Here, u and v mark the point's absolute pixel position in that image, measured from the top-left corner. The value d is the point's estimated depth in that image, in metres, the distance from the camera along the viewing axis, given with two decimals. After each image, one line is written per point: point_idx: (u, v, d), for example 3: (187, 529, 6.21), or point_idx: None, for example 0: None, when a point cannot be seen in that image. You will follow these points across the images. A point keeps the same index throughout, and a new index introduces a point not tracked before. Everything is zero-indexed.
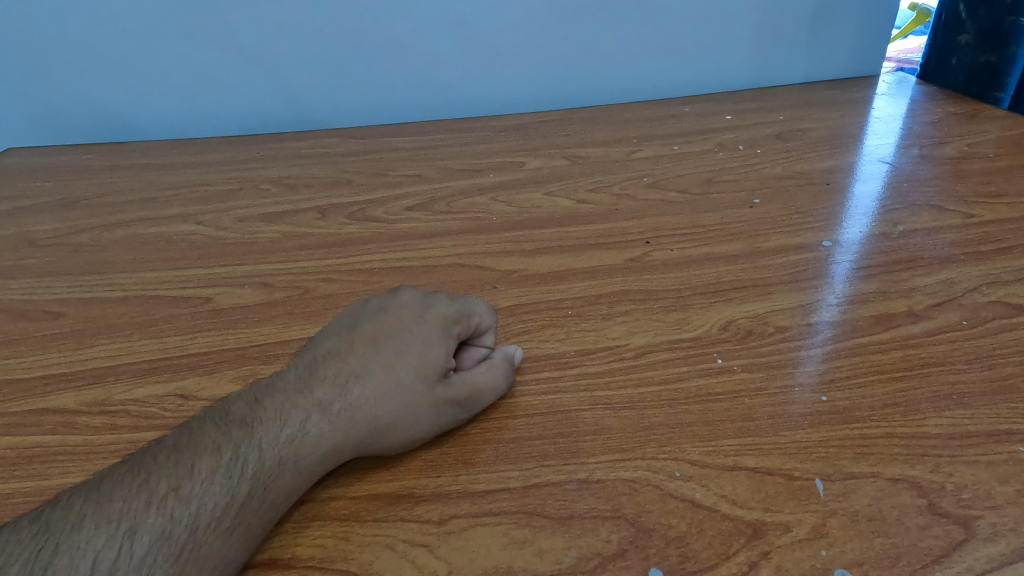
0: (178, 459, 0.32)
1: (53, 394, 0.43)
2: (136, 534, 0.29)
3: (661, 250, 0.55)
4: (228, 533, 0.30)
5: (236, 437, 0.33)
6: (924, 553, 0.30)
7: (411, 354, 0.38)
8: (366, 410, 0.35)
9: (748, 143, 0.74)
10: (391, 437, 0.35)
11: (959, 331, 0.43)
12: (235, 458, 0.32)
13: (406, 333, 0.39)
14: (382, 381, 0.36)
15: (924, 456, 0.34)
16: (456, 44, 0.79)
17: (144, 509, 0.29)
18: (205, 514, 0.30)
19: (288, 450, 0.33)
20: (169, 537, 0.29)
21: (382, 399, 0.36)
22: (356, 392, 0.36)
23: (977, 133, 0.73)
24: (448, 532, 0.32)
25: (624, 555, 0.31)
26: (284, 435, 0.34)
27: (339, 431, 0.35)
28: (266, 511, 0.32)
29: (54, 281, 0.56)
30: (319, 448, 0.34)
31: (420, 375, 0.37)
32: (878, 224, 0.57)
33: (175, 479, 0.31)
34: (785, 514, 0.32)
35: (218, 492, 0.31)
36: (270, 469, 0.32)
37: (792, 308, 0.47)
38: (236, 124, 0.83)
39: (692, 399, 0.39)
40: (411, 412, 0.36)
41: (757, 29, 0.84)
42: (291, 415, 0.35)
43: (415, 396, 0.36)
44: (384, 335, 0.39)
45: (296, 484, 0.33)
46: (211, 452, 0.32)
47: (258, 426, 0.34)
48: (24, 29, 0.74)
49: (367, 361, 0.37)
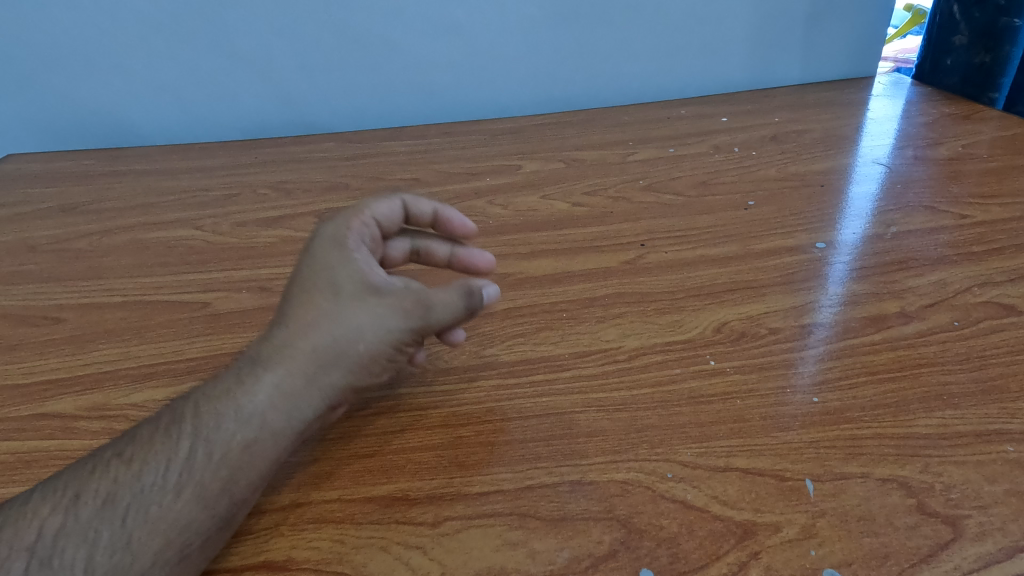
0: (127, 435, 0.34)
1: (52, 399, 0.44)
2: (79, 500, 0.30)
3: (656, 253, 0.55)
4: (175, 492, 0.31)
5: (178, 405, 0.34)
6: (912, 553, 0.30)
7: (322, 278, 0.37)
8: (297, 345, 0.35)
9: (743, 145, 0.75)
10: (335, 362, 0.35)
11: (950, 331, 0.43)
12: (173, 421, 0.33)
13: (311, 261, 0.38)
14: (302, 314, 0.36)
15: (914, 456, 0.35)
16: (453, 48, 0.79)
17: (89, 477, 0.31)
18: (145, 475, 0.31)
19: (227, 404, 0.33)
20: (113, 500, 0.30)
21: (307, 331, 0.35)
22: (280, 335, 0.36)
23: (971, 134, 0.73)
24: (442, 533, 0.33)
25: (615, 556, 0.31)
26: (220, 390, 0.34)
27: (276, 371, 0.34)
28: (216, 468, 0.31)
29: (53, 287, 0.57)
30: (260, 393, 0.34)
31: (342, 295, 0.36)
32: (873, 225, 0.57)
33: (120, 448, 0.33)
34: (775, 515, 0.32)
35: (158, 451, 0.32)
36: (209, 422, 0.33)
37: (786, 309, 0.47)
38: (235, 130, 0.83)
39: (685, 401, 0.39)
40: (346, 331, 0.35)
41: (752, 31, 0.84)
42: (227, 376, 0.35)
43: (343, 314, 0.35)
44: (294, 273, 0.39)
45: (252, 438, 0.33)
46: (152, 422, 0.34)
47: (198, 393, 0.35)
48: (25, 37, 0.75)
49: (285, 305, 0.37)
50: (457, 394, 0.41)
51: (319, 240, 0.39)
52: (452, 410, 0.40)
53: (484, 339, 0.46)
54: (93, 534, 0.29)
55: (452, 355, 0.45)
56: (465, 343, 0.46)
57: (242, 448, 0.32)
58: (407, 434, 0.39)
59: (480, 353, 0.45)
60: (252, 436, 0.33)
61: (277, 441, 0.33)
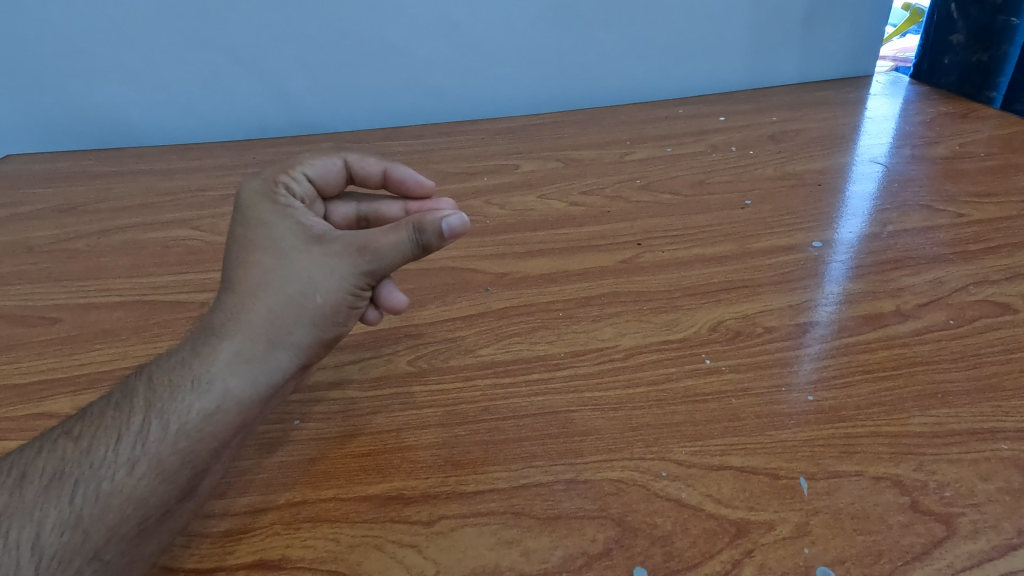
0: (79, 415, 0.34)
1: (49, 399, 0.44)
2: (27, 478, 0.30)
3: (652, 252, 0.55)
4: (128, 466, 0.31)
5: (129, 382, 0.35)
6: (906, 551, 0.30)
7: (261, 240, 0.38)
8: (250, 310, 0.36)
9: (740, 144, 0.75)
10: (292, 321, 0.36)
11: (946, 330, 0.43)
12: (125, 396, 0.34)
13: (248, 225, 0.39)
14: (248, 278, 0.37)
15: (908, 454, 0.35)
16: (450, 47, 0.79)
17: (36, 457, 0.31)
18: (97, 450, 0.31)
19: (179, 377, 0.34)
20: (62, 477, 0.30)
21: (257, 295, 0.36)
22: (229, 303, 0.36)
23: (968, 133, 0.73)
24: (436, 532, 0.33)
25: (609, 554, 0.31)
26: (174, 363, 0.35)
27: (231, 338, 0.35)
28: (175, 440, 0.32)
29: (51, 287, 0.57)
30: (217, 361, 0.35)
31: (286, 253, 0.37)
32: (869, 224, 0.57)
33: (70, 426, 0.33)
34: (769, 513, 0.32)
35: (109, 427, 0.32)
36: (163, 394, 0.33)
37: (782, 308, 0.47)
38: (233, 131, 0.83)
39: (680, 399, 0.39)
40: (299, 289, 0.36)
41: (749, 31, 0.84)
42: (180, 350, 0.36)
43: (292, 272, 0.37)
44: (231, 240, 0.39)
45: (211, 407, 0.33)
46: (104, 400, 0.34)
47: (151, 368, 0.36)
48: (23, 38, 0.75)
49: (228, 273, 0.38)
50: (452, 393, 0.41)
51: (251, 203, 0.40)
52: (448, 409, 0.40)
53: (480, 338, 0.46)
54: (40, 513, 0.29)
55: (448, 354, 0.45)
56: (461, 342, 0.46)
57: (200, 417, 0.33)
58: (403, 433, 0.39)
59: (475, 352, 0.45)
60: (212, 405, 0.33)
61: (237, 408, 0.34)
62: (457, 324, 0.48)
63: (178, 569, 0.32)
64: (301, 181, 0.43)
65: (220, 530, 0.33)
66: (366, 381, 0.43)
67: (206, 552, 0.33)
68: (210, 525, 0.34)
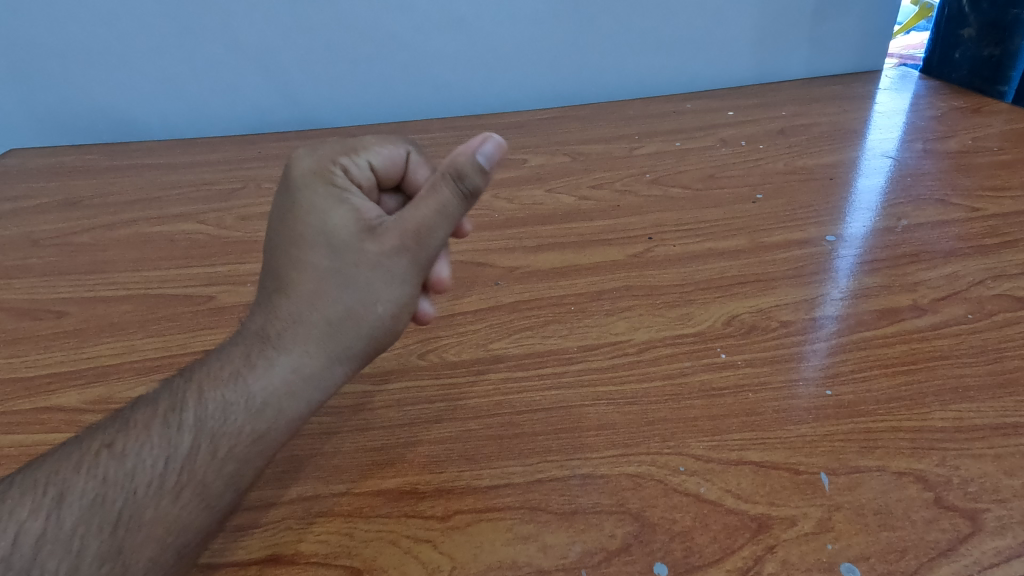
0: (117, 420, 0.32)
1: (55, 392, 0.43)
2: (65, 501, 0.28)
3: (663, 246, 0.55)
4: (175, 494, 0.29)
5: (176, 387, 0.33)
6: (931, 547, 0.30)
7: (317, 235, 0.35)
8: (308, 318, 0.34)
9: (750, 138, 0.74)
10: (351, 332, 0.35)
11: (964, 325, 0.43)
12: (171, 408, 0.32)
13: (298, 212, 0.36)
14: (306, 279, 0.35)
15: (930, 449, 0.34)
16: (457, 40, 0.79)
17: (73, 474, 0.29)
18: (141, 474, 0.29)
19: (233, 392, 0.32)
20: (103, 503, 0.29)
21: (315, 301, 0.35)
22: (285, 307, 0.35)
23: (980, 127, 0.72)
24: (452, 527, 0.32)
25: (628, 550, 0.31)
26: (226, 374, 0.33)
27: (289, 351, 0.34)
28: (224, 466, 0.31)
29: (56, 281, 0.56)
30: (275, 376, 0.33)
31: (342, 251, 0.35)
32: (882, 218, 0.56)
33: (108, 437, 0.31)
34: (790, 508, 0.32)
35: (155, 446, 0.30)
36: (214, 413, 0.32)
37: (797, 302, 0.46)
38: (240, 124, 0.83)
39: (695, 394, 0.39)
40: (360, 299, 0.35)
41: (758, 25, 0.84)
42: (234, 354, 0.34)
43: (353, 276, 0.35)
44: (281, 228, 0.36)
45: (263, 430, 0.32)
46: (147, 406, 0.32)
47: (199, 374, 0.34)
48: (28, 33, 0.75)
49: (281, 269, 0.36)
50: (465, 387, 0.41)
51: (300, 186, 0.37)
52: (460, 404, 0.40)
53: (492, 332, 0.46)
54: (79, 544, 0.27)
55: (459, 348, 0.44)
56: (473, 336, 0.45)
57: (253, 441, 0.32)
58: (414, 428, 0.38)
59: (487, 347, 0.44)
60: (264, 428, 0.32)
61: (288, 429, 0.33)
62: (467, 318, 0.47)
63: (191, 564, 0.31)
64: (363, 168, 0.40)
65: (233, 525, 0.33)
66: (377, 375, 0.42)
67: (218, 546, 0.32)
68: None
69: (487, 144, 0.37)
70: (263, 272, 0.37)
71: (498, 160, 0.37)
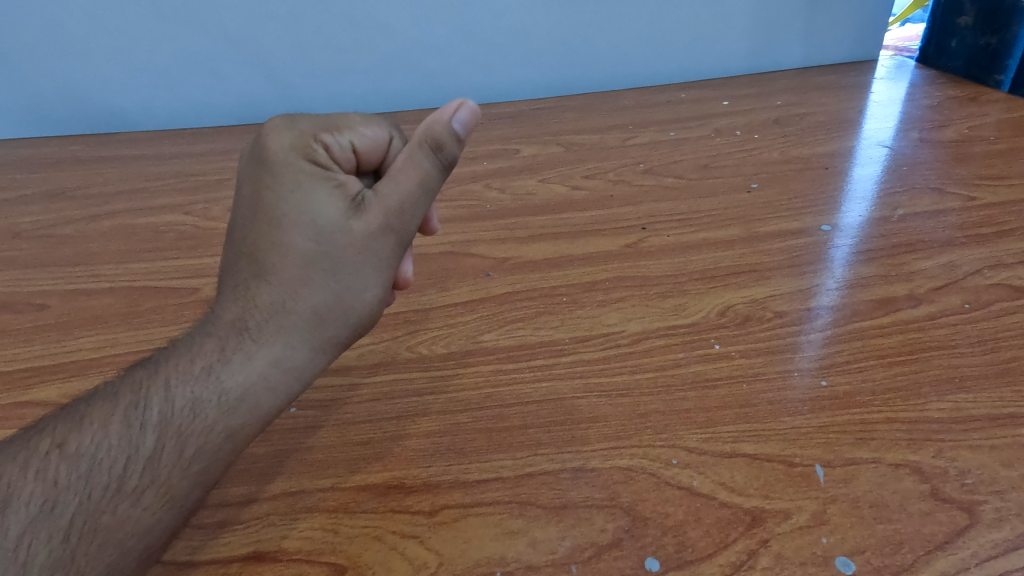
0: (71, 417, 0.30)
1: (35, 387, 0.42)
2: (10, 506, 0.26)
3: (657, 236, 0.54)
4: (136, 496, 0.28)
5: (137, 381, 0.31)
6: (928, 540, 0.29)
7: (300, 218, 0.34)
8: (295, 309, 0.34)
9: (745, 128, 0.73)
10: (336, 321, 0.34)
11: (961, 314, 0.42)
12: (133, 404, 0.30)
13: (280, 191, 0.34)
14: (291, 269, 0.34)
15: (927, 440, 0.34)
16: (449, 28, 0.78)
17: (20, 477, 0.27)
18: (98, 475, 0.28)
19: (204, 387, 0.31)
20: (54, 508, 0.27)
21: (302, 291, 0.34)
22: (267, 297, 0.34)
23: (976, 116, 0.72)
24: (439, 523, 0.31)
25: (619, 545, 0.30)
26: (196, 369, 0.32)
27: (271, 346, 0.33)
28: (190, 464, 0.30)
29: (38, 273, 0.55)
30: (254, 370, 0.32)
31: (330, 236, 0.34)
32: (878, 208, 0.56)
33: (60, 436, 0.29)
34: (785, 502, 0.31)
35: (115, 446, 0.29)
36: (181, 411, 0.30)
37: (792, 292, 0.46)
38: (228, 113, 0.81)
39: (689, 385, 0.38)
40: (346, 283, 0.34)
41: (753, 14, 0.83)
42: (206, 347, 0.33)
43: (341, 262, 0.34)
44: (263, 208, 0.34)
45: (235, 427, 0.31)
46: (105, 402, 0.30)
47: (165, 366, 0.32)
48: (11, 24, 0.74)
49: (263, 256, 0.34)
50: (454, 379, 0.40)
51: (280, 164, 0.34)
52: (449, 396, 0.39)
53: (482, 324, 0.45)
54: (27, 553, 0.25)
55: (449, 340, 0.44)
56: (463, 328, 0.45)
57: (224, 438, 0.31)
58: (403, 421, 0.37)
59: (477, 338, 0.44)
60: (237, 425, 0.31)
61: (263, 423, 0.32)
62: (458, 309, 0.47)
63: (171, 562, 0.31)
64: (344, 148, 0.36)
65: (214, 522, 0.32)
66: (364, 367, 0.41)
67: (199, 544, 0.31)
68: (201, 516, 0.32)
69: (463, 111, 0.36)
70: (241, 256, 0.35)
71: (474, 126, 0.37)
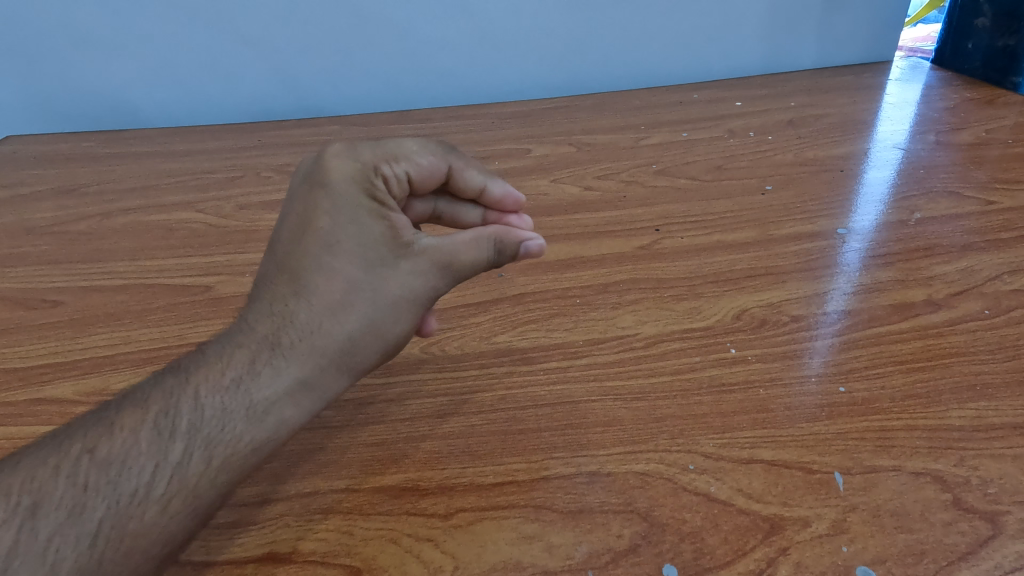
0: (101, 421, 0.30)
1: (49, 384, 0.42)
2: (41, 512, 0.26)
3: (671, 238, 0.54)
4: (163, 503, 0.28)
5: (168, 387, 0.31)
6: (950, 550, 0.29)
7: (348, 245, 0.34)
8: (328, 331, 0.33)
9: (758, 129, 0.73)
10: (368, 345, 0.34)
11: (981, 320, 0.42)
12: (163, 412, 0.30)
13: (335, 215, 0.34)
14: (326, 290, 0.33)
15: (948, 448, 0.33)
16: (461, 27, 0.77)
17: (51, 482, 0.27)
18: (127, 481, 0.28)
19: (234, 400, 0.31)
20: (83, 513, 0.27)
21: (339, 315, 0.33)
22: (302, 315, 0.33)
23: (994, 119, 0.71)
24: (454, 526, 0.31)
25: (636, 551, 0.30)
26: (226, 379, 0.31)
27: (302, 363, 0.32)
28: (215, 474, 0.29)
29: (52, 269, 0.55)
30: (283, 387, 0.32)
31: (373, 266, 0.34)
32: (895, 211, 0.55)
33: (90, 440, 0.29)
34: (804, 509, 0.31)
35: (145, 453, 0.29)
36: (210, 420, 0.30)
37: (807, 296, 0.45)
38: (240, 112, 0.81)
39: (704, 389, 0.38)
40: (382, 313, 0.34)
41: (767, 14, 0.82)
42: (237, 357, 0.32)
43: (377, 289, 0.34)
44: (308, 222, 0.34)
45: (260, 441, 0.31)
46: (135, 408, 0.30)
47: (196, 374, 0.32)
48: (25, 22, 0.74)
49: (303, 270, 0.34)
50: (467, 380, 0.40)
51: (340, 189, 0.34)
52: (463, 398, 0.39)
53: (495, 326, 0.45)
54: (55, 557, 0.26)
55: (462, 342, 0.43)
56: (476, 329, 0.44)
57: (249, 451, 0.31)
58: (417, 422, 0.37)
59: (490, 340, 0.43)
60: (263, 438, 0.31)
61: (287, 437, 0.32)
62: (471, 310, 0.46)
63: (187, 562, 0.31)
64: (401, 178, 0.38)
65: (229, 522, 0.32)
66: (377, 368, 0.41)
67: (213, 544, 0.31)
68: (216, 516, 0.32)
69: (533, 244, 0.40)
70: (277, 264, 0.35)
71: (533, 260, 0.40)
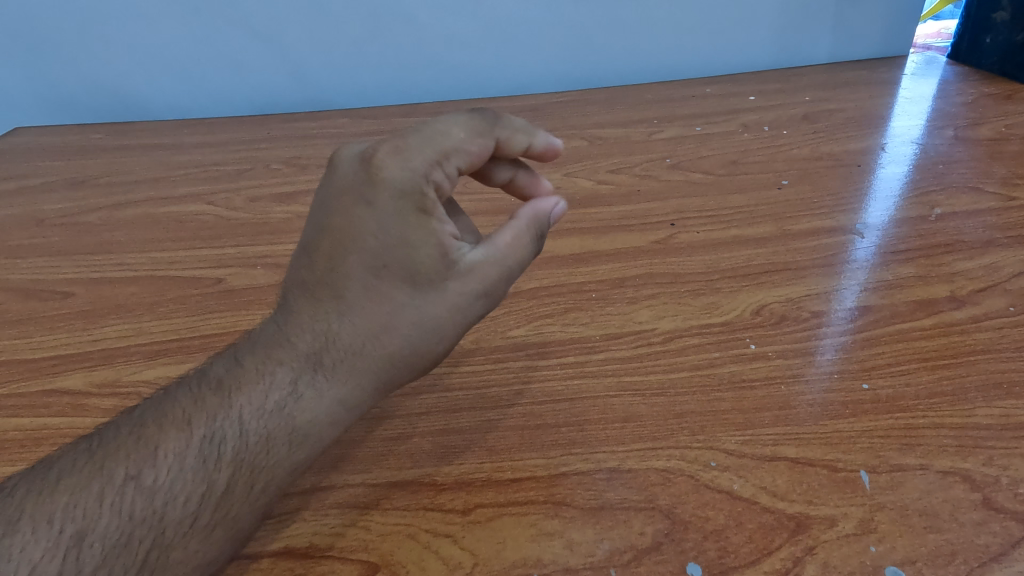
0: (142, 441, 0.29)
1: (61, 375, 0.42)
2: (87, 541, 0.26)
3: (686, 233, 0.53)
4: (206, 531, 0.28)
5: (210, 407, 0.30)
6: (982, 551, 0.28)
7: (392, 266, 0.31)
8: (370, 354, 0.32)
9: (773, 124, 0.72)
10: (410, 365, 0.33)
11: (1006, 318, 0.41)
12: (207, 436, 0.29)
13: (380, 232, 0.31)
14: (373, 315, 0.32)
15: (976, 447, 0.33)
16: (472, 20, 0.77)
17: (96, 509, 0.27)
18: (172, 510, 0.28)
19: (278, 426, 0.30)
20: (128, 543, 0.27)
21: (383, 338, 0.32)
22: (345, 337, 0.32)
23: (1014, 114, 0.70)
24: (473, 522, 0.31)
25: (659, 549, 0.29)
26: (269, 403, 0.31)
27: (343, 386, 0.32)
28: (256, 498, 0.29)
29: (61, 261, 0.55)
30: (325, 410, 0.31)
31: (419, 288, 0.32)
32: (914, 207, 0.54)
33: (133, 464, 0.28)
34: (830, 508, 0.30)
35: (189, 482, 0.28)
36: (254, 447, 0.30)
37: (827, 292, 0.45)
38: (248, 103, 0.81)
39: (725, 386, 0.37)
40: (428, 334, 0.32)
41: (781, 8, 0.81)
42: (278, 378, 0.31)
43: (424, 314, 0.32)
44: (350, 237, 0.32)
45: (301, 462, 0.31)
46: (178, 430, 0.29)
47: (237, 395, 0.31)
48: (34, 12, 0.74)
49: (344, 288, 0.32)
50: (484, 374, 0.39)
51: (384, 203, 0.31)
52: (480, 392, 0.38)
53: (510, 320, 0.44)
54: None
55: (478, 336, 0.43)
56: (491, 323, 0.44)
57: (289, 474, 0.30)
58: (434, 417, 0.37)
59: (506, 334, 0.43)
60: (303, 459, 0.31)
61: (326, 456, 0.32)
62: None
63: None
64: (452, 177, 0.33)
65: None
66: None
67: None
68: None
69: None
70: (317, 278, 0.33)
71: None
